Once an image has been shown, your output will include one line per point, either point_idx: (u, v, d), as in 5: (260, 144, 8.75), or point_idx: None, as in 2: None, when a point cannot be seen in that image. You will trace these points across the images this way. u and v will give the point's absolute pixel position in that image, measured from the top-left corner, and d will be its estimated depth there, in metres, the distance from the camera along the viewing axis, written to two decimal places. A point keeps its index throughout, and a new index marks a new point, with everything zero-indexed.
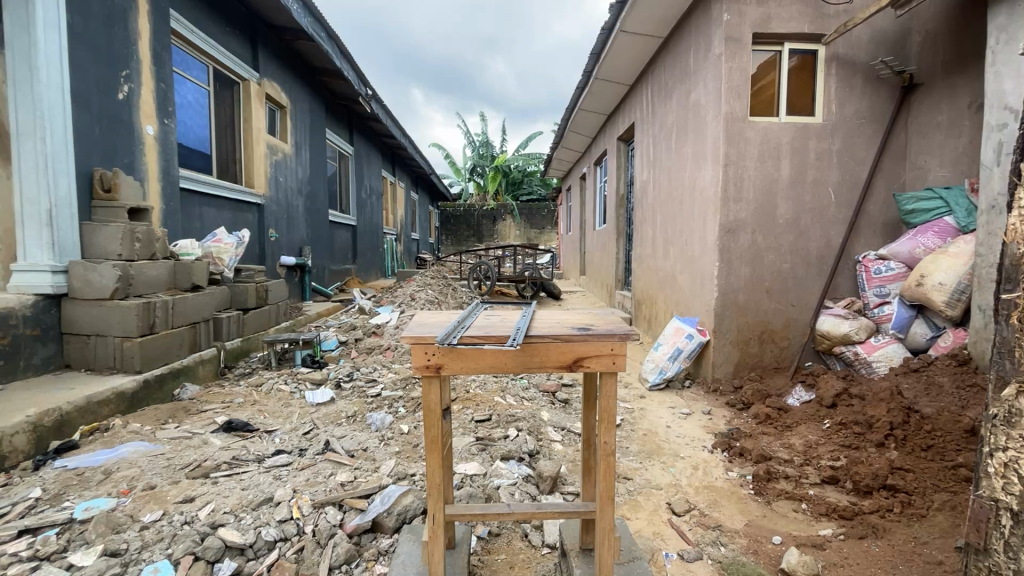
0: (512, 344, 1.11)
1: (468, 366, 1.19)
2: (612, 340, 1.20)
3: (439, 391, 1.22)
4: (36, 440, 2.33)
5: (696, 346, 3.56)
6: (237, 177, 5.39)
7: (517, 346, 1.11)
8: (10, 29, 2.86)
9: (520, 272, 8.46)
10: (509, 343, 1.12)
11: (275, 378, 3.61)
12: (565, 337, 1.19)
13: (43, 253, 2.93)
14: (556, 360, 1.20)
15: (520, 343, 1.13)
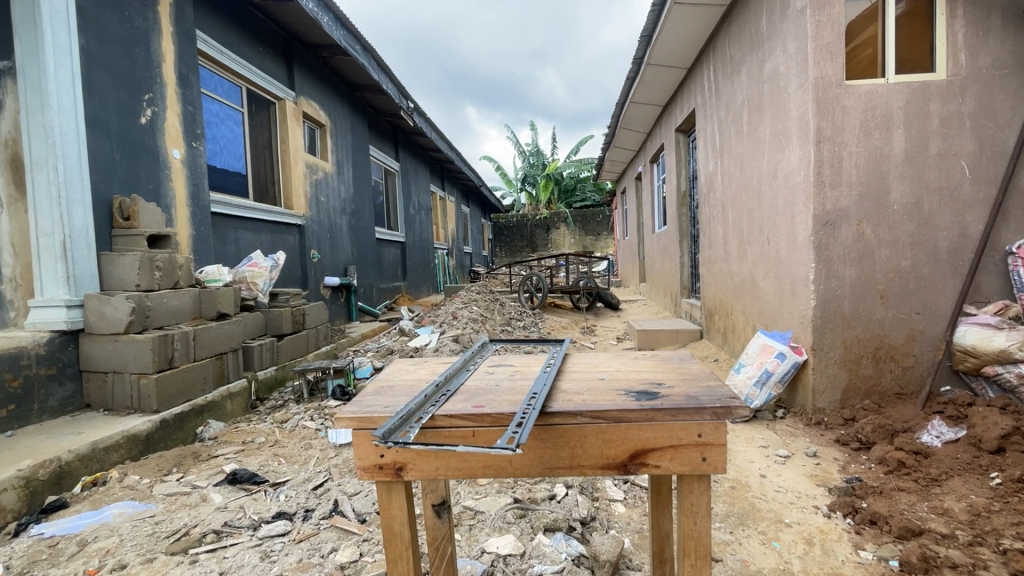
0: (506, 449, 0.64)
1: (438, 468, 0.87)
2: (701, 419, 0.84)
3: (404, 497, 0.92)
4: (27, 497, 2.08)
5: (791, 367, 2.87)
6: (277, 198, 5.27)
7: (515, 450, 0.64)
8: (22, 56, 2.75)
9: (574, 283, 7.92)
10: (504, 446, 0.66)
11: (301, 413, 3.31)
12: (616, 418, 0.84)
13: (58, 288, 2.77)
14: (599, 457, 0.86)
15: (521, 445, 0.66)
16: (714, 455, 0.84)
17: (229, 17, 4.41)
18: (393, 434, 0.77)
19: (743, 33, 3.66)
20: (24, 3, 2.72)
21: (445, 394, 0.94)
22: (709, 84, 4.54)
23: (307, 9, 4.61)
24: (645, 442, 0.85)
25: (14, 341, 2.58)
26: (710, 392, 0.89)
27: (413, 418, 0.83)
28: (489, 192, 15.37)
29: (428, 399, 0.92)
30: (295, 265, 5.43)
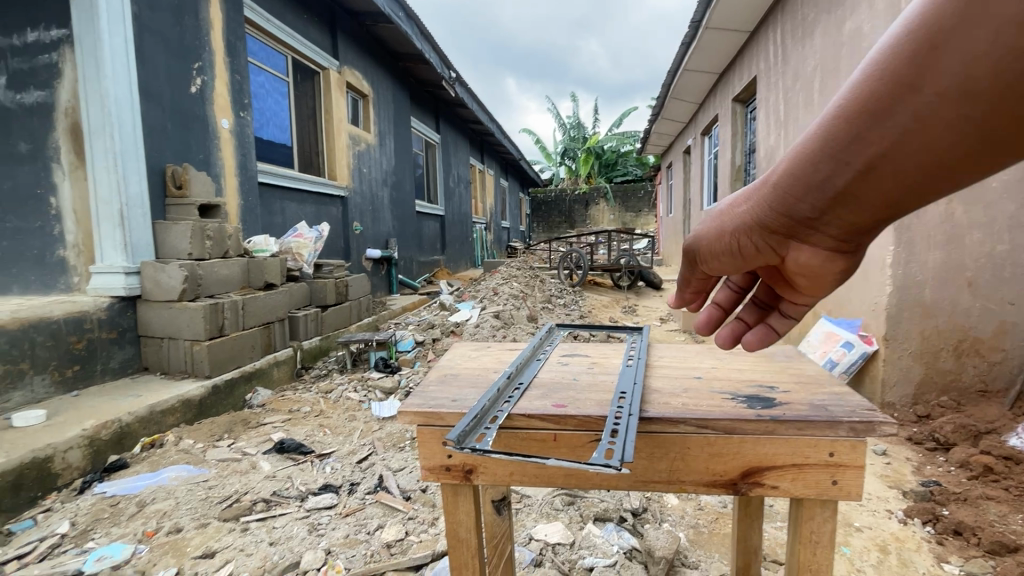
0: (608, 467, 0.59)
1: (510, 471, 0.82)
2: (832, 434, 0.76)
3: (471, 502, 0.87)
4: (92, 456, 2.17)
5: (859, 358, 2.67)
6: (321, 169, 5.28)
7: (620, 469, 0.59)
8: (78, 24, 2.77)
9: (616, 261, 7.72)
10: (610, 465, 0.59)
11: (345, 384, 3.35)
12: (729, 429, 0.78)
13: (117, 255, 2.85)
14: (706, 473, 0.80)
15: (624, 463, 0.61)
16: (849, 479, 0.76)
17: None
18: (468, 438, 0.70)
19: None
20: None
21: (517, 392, 0.88)
22: (775, 48, 4.18)
23: None
24: (769, 459, 0.78)
25: (77, 305, 2.67)
26: (838, 402, 0.81)
27: (486, 418, 0.77)
28: (528, 166, 15.12)
29: (500, 396, 0.86)
30: (339, 237, 5.47)
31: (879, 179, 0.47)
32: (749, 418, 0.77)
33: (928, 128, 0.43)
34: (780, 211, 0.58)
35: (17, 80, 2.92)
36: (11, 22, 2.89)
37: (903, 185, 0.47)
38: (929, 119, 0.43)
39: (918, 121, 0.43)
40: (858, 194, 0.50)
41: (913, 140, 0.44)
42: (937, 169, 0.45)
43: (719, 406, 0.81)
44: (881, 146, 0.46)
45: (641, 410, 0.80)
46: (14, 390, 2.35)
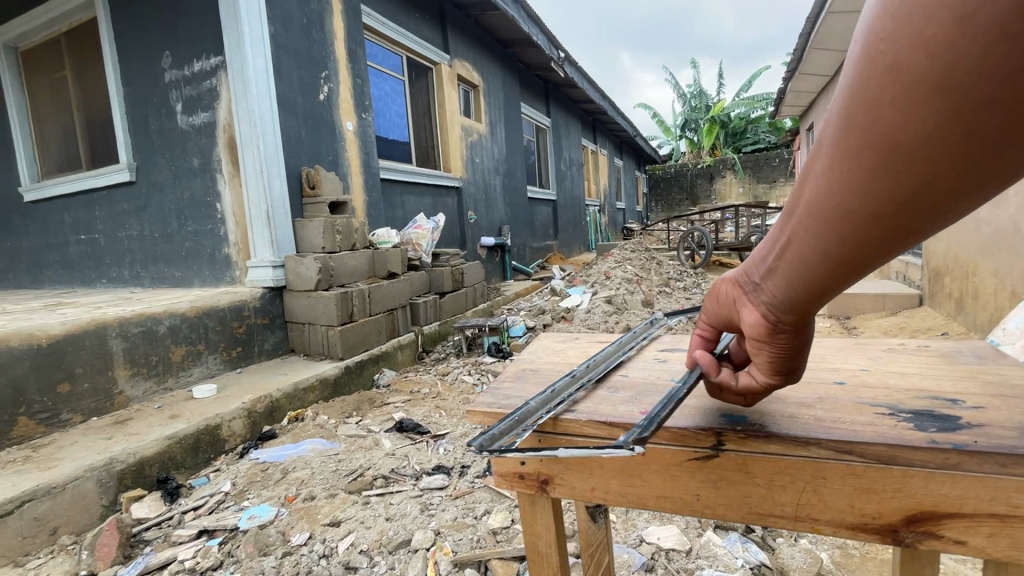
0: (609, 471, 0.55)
1: (585, 478, 0.81)
2: None
3: (547, 505, 0.88)
4: (250, 425, 2.51)
5: None
6: (437, 162, 5.51)
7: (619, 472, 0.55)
8: (229, 50, 3.17)
9: (745, 239, 7.00)
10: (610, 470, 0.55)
11: (460, 368, 3.49)
12: (890, 454, 0.62)
13: (266, 250, 3.25)
14: (849, 513, 0.66)
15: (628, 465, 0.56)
16: None
17: None
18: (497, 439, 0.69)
19: None
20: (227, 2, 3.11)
21: (575, 391, 0.82)
22: None
23: None
24: (949, 502, 0.61)
25: (238, 295, 3.10)
26: None
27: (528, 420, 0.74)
28: (645, 143, 14.36)
29: (555, 396, 0.82)
30: (455, 226, 5.69)
31: (787, 258, 0.58)
32: (917, 446, 0.61)
33: (816, 216, 0.53)
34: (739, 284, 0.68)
35: (189, 105, 3.44)
36: (182, 56, 3.40)
37: (807, 268, 0.56)
38: (814, 210, 0.53)
39: (810, 211, 0.54)
40: (778, 268, 0.59)
41: (807, 225, 0.54)
42: (832, 257, 0.53)
43: (877, 430, 0.65)
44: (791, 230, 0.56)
45: (759, 428, 0.68)
46: (195, 367, 2.81)
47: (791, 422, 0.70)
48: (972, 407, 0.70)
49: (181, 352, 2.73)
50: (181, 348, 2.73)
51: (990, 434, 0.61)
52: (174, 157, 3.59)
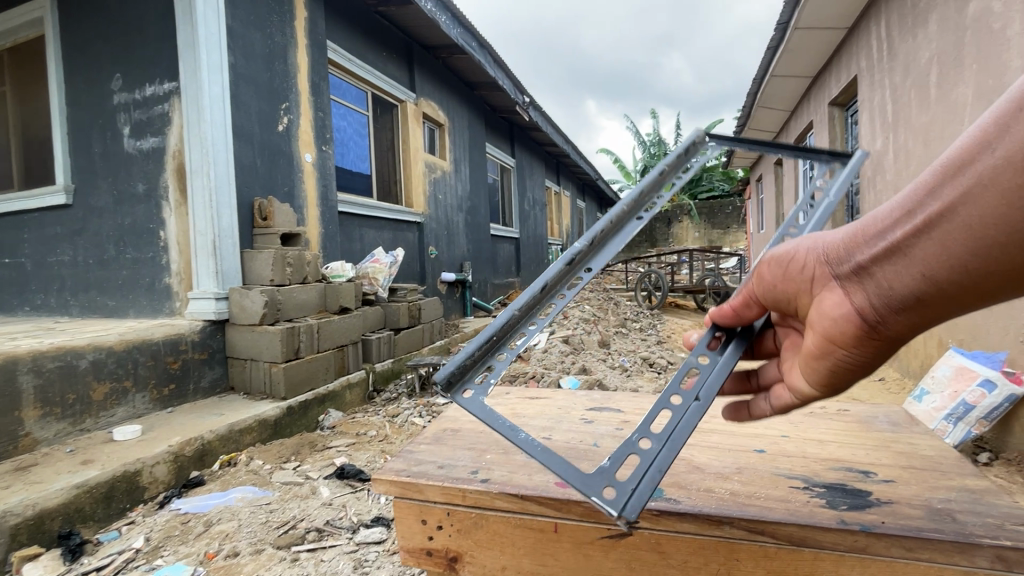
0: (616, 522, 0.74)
1: (490, 555, 0.95)
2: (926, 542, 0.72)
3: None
4: (176, 470, 2.31)
5: (1005, 401, 2.17)
6: (399, 198, 5.51)
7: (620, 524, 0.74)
8: (184, 77, 3.10)
9: (699, 282, 7.24)
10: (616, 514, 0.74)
11: (410, 409, 3.38)
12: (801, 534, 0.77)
13: (210, 281, 3.09)
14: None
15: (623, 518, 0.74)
16: None
17: (358, 27, 4.66)
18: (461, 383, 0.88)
19: None
20: (186, 29, 3.06)
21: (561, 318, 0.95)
22: (880, 41, 3.71)
23: (426, 10, 4.69)
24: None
25: (175, 328, 2.92)
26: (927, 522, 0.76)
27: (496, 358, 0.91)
28: (606, 184, 14.82)
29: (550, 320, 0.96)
30: (415, 261, 5.64)
31: (925, 245, 0.64)
32: (827, 528, 0.75)
33: (982, 211, 0.60)
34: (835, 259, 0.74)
35: (137, 129, 3.32)
36: (134, 79, 3.30)
37: (948, 263, 0.63)
38: (979, 206, 0.60)
39: (973, 206, 0.61)
40: (911, 255, 0.65)
41: (967, 220, 0.61)
42: (980, 259, 0.61)
43: (790, 509, 0.81)
44: (936, 218, 0.63)
45: (689, 508, 0.83)
46: (118, 407, 2.59)
47: (709, 497, 0.86)
48: (879, 497, 0.84)
49: (103, 389, 2.52)
50: (104, 386, 2.52)
51: (893, 516, 0.78)
52: (118, 181, 3.42)
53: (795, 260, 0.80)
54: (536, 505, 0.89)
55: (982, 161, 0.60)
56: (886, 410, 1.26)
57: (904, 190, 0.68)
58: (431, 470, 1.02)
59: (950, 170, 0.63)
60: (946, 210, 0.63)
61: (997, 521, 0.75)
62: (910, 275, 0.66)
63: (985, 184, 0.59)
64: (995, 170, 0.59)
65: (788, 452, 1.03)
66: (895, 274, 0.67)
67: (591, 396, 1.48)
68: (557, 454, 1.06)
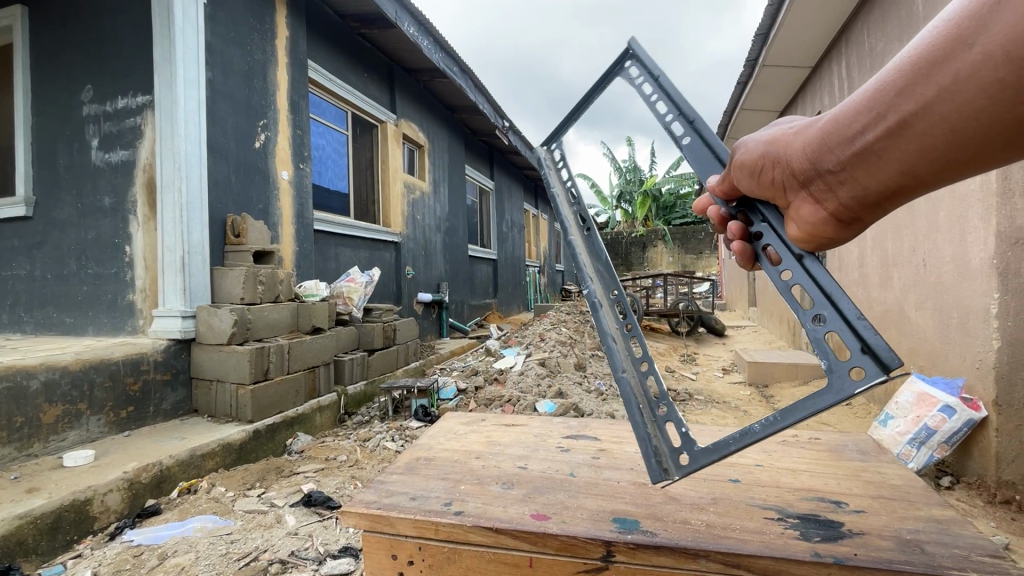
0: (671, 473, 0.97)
1: None
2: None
3: None
4: (131, 498, 2.19)
5: (965, 426, 2.26)
6: (377, 217, 5.47)
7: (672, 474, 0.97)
8: (159, 90, 3.04)
9: (672, 306, 7.36)
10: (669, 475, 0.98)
11: (383, 433, 3.30)
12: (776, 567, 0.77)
13: (177, 299, 2.99)
14: None
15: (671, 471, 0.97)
16: None
17: (340, 48, 4.69)
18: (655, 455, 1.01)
19: (892, 17, 3.08)
20: (163, 43, 3.02)
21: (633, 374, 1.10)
22: (841, 81, 3.93)
23: (408, 34, 4.75)
24: None
25: (136, 348, 2.80)
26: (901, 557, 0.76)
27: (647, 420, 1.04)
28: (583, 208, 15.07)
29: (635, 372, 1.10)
30: (391, 281, 5.58)
31: (894, 148, 0.72)
32: (802, 560, 0.76)
33: (950, 113, 0.66)
34: (812, 161, 0.83)
35: (106, 141, 3.23)
36: (106, 90, 3.23)
37: (915, 164, 0.72)
38: (948, 111, 0.66)
39: (942, 109, 0.66)
40: (881, 157, 0.74)
41: (931, 128, 0.68)
42: (944, 158, 0.69)
43: (765, 541, 0.81)
44: (906, 122, 0.70)
45: (666, 540, 0.82)
46: (70, 430, 2.46)
47: (684, 529, 0.85)
48: (850, 530, 0.84)
49: (54, 412, 2.39)
50: (56, 408, 2.39)
51: (867, 548, 0.79)
52: (82, 194, 3.31)
53: (771, 164, 0.90)
54: (512, 538, 0.87)
55: (957, 61, 0.64)
56: (855, 438, 1.28)
57: (872, 92, 0.74)
58: (403, 501, 0.98)
59: (923, 68, 0.67)
60: (919, 112, 0.69)
61: (963, 552, 0.77)
62: (880, 176, 0.76)
63: (953, 89, 0.65)
64: (966, 74, 0.63)
65: (762, 481, 1.05)
66: (868, 174, 0.77)
67: (567, 422, 1.46)
68: (532, 485, 1.05)
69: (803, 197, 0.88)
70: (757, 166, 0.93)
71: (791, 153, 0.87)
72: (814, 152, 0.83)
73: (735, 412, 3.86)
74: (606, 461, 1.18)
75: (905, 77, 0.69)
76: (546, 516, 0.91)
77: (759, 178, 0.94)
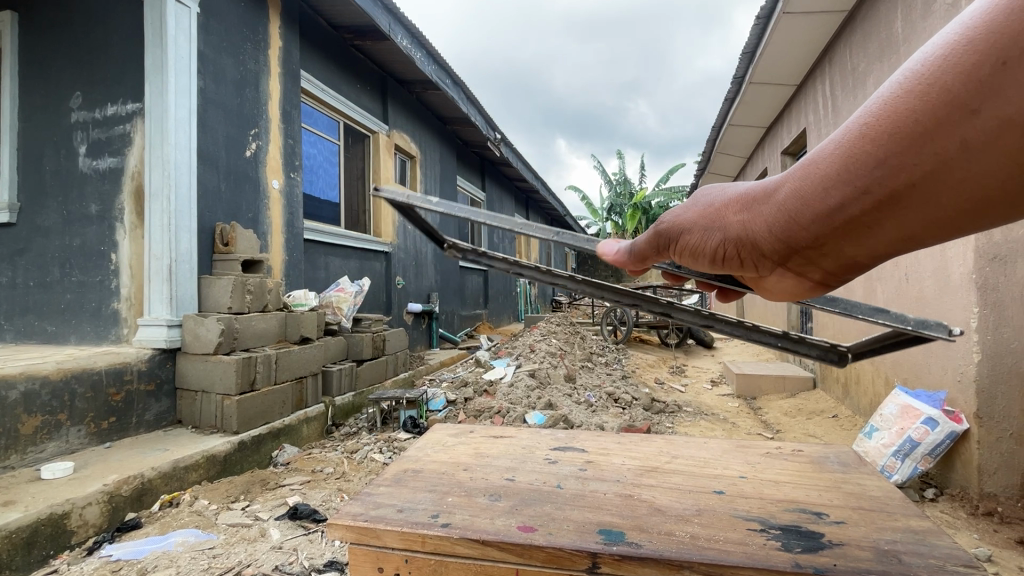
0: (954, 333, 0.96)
1: None
2: None
3: None
4: (110, 512, 2.14)
5: (947, 438, 2.29)
6: (367, 227, 5.46)
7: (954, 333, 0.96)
8: (149, 97, 3.02)
9: (662, 317, 7.43)
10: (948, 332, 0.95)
11: (371, 445, 3.27)
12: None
13: (163, 308, 2.95)
14: None
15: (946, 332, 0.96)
16: None
17: (332, 59, 4.71)
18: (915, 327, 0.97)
19: (873, 38, 3.17)
20: (154, 51, 3.01)
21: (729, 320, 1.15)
22: (824, 99, 4.02)
23: (401, 46, 4.79)
24: None
25: (120, 357, 2.75)
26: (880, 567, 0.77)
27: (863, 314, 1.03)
28: (574, 220, 15.20)
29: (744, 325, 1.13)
30: (381, 290, 5.56)
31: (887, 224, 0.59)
32: (784, 570, 0.77)
33: (957, 186, 0.53)
34: (780, 238, 0.71)
35: (94, 149, 3.21)
36: (95, 98, 3.21)
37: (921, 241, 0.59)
38: (958, 181, 0.53)
39: (947, 183, 0.54)
40: (874, 231, 0.61)
41: (941, 195, 0.55)
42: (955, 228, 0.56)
43: (748, 552, 0.82)
44: (899, 197, 0.57)
45: (649, 550, 0.83)
46: (49, 441, 2.40)
47: (669, 541, 0.86)
48: (832, 541, 0.85)
49: (34, 423, 2.34)
50: (35, 419, 2.34)
51: (846, 558, 0.80)
52: (68, 201, 3.28)
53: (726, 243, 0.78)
54: (498, 550, 0.87)
55: (961, 126, 0.51)
56: (838, 450, 1.30)
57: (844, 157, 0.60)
58: (391, 513, 0.98)
59: (911, 136, 0.54)
60: (913, 187, 0.56)
61: (940, 562, 0.78)
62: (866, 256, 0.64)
63: (964, 158, 0.52)
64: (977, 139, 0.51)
65: (747, 493, 1.05)
66: (852, 255, 0.65)
67: (555, 434, 1.47)
68: (519, 497, 1.05)
69: (780, 270, 0.75)
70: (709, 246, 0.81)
71: (750, 229, 0.74)
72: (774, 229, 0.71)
73: (722, 424, 3.88)
74: (593, 473, 1.18)
75: (889, 146, 0.56)
76: (533, 528, 0.91)
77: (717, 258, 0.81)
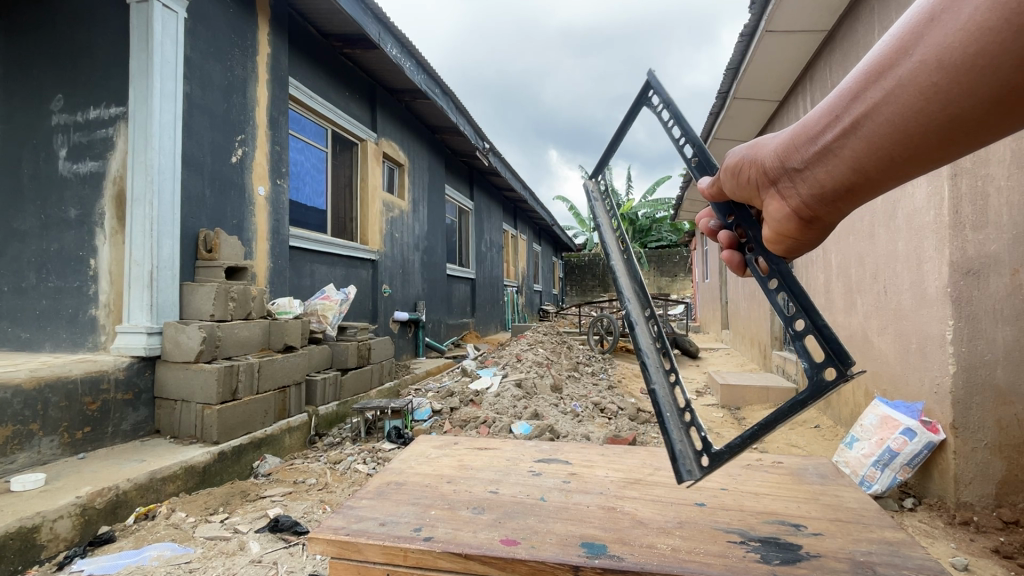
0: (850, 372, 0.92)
1: None
2: None
3: None
4: (82, 525, 2.07)
5: (924, 449, 2.33)
6: (354, 235, 5.41)
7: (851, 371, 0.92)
8: (134, 102, 2.97)
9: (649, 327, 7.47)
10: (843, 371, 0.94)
11: (354, 456, 3.23)
12: None
13: (143, 315, 2.89)
14: None
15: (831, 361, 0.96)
16: None
17: (321, 66, 4.70)
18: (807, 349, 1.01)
19: (852, 56, 3.26)
20: (139, 55, 2.97)
21: None
22: (806, 114, 4.10)
23: (390, 55, 4.81)
24: None
25: (96, 365, 2.69)
26: None
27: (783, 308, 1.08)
28: (562, 230, 15.30)
29: None
30: (367, 299, 5.52)
31: (846, 149, 0.80)
32: None
33: (896, 113, 0.72)
34: (780, 161, 0.91)
35: (75, 153, 3.15)
36: (78, 101, 3.16)
37: (863, 167, 0.78)
38: (889, 117, 0.73)
39: (888, 112, 0.73)
40: (838, 153, 0.81)
41: (884, 123, 0.74)
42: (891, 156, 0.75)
43: (728, 564, 0.82)
44: (863, 120, 0.76)
45: (633, 562, 0.83)
46: (20, 452, 2.34)
47: (651, 553, 0.86)
48: (809, 553, 0.86)
49: (4, 433, 2.27)
50: (6, 429, 2.28)
51: (823, 569, 0.81)
52: (47, 205, 3.20)
53: (747, 164, 0.99)
54: (480, 564, 0.86)
55: (901, 71, 0.71)
56: (817, 462, 1.32)
57: (833, 98, 0.82)
58: (373, 527, 0.97)
59: (875, 74, 0.75)
60: (868, 114, 0.76)
61: (913, 572, 0.79)
62: (837, 173, 0.82)
63: (899, 91, 0.71)
64: (909, 77, 0.70)
65: (727, 505, 1.06)
66: (824, 173, 0.84)
67: (540, 445, 1.47)
68: (502, 510, 1.04)
69: (771, 196, 0.95)
70: (736, 167, 1.03)
71: (763, 155, 0.95)
72: (787, 149, 0.90)
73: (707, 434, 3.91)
74: (577, 485, 1.18)
75: (862, 84, 0.77)
76: (516, 541, 0.91)
77: (739, 182, 1.03)
